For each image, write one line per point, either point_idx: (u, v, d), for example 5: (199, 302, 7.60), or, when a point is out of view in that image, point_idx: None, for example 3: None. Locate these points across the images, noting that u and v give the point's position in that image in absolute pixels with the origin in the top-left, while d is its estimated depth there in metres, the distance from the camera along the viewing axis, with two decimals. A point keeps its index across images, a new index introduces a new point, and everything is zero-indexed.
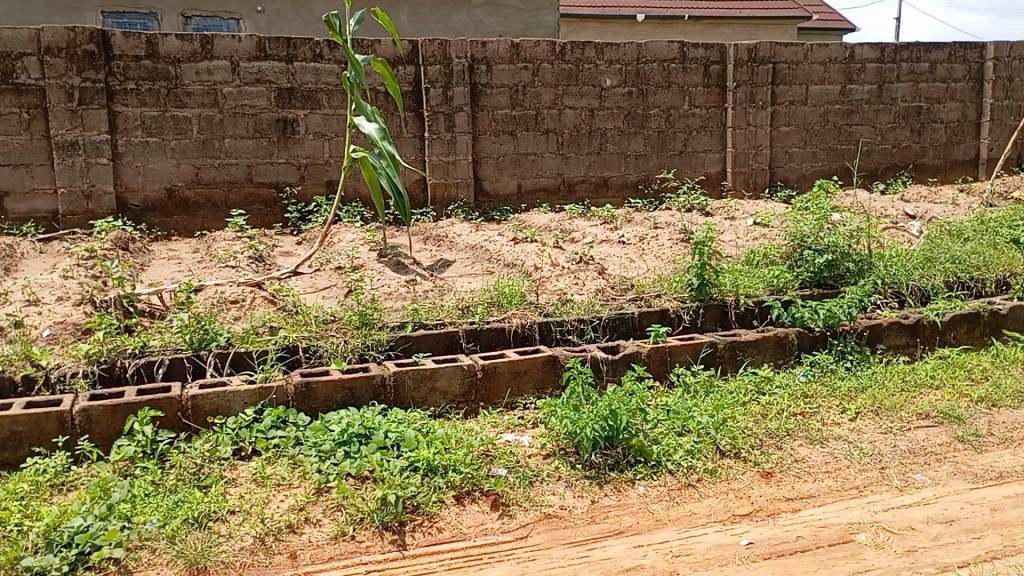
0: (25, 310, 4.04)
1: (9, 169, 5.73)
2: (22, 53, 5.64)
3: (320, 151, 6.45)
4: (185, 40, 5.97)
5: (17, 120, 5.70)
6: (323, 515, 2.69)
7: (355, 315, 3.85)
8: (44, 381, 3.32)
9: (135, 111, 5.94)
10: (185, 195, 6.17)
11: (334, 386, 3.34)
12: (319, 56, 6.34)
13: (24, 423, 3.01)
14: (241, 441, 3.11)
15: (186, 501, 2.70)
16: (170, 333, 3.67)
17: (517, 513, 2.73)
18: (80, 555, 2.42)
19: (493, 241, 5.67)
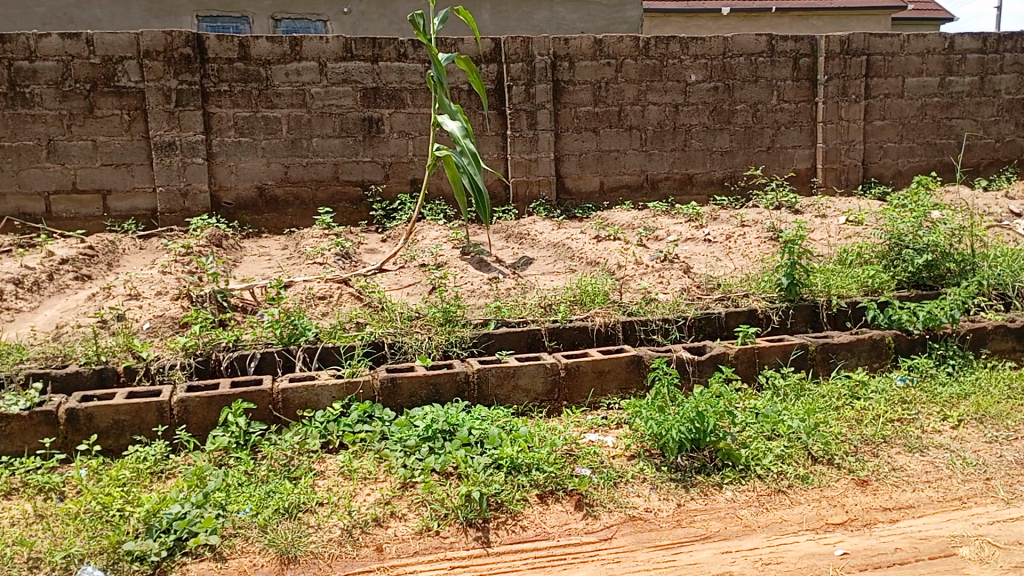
0: (127, 303, 4.23)
1: (112, 168, 6.02)
2: (122, 57, 5.90)
3: (404, 150, 6.54)
4: (275, 42, 6.14)
5: (118, 121, 5.98)
6: (409, 510, 2.73)
7: (439, 313, 3.90)
8: (144, 372, 3.46)
9: (228, 112, 6.15)
10: (274, 193, 6.35)
11: (419, 382, 3.38)
12: (404, 55, 6.43)
13: (127, 412, 3.15)
14: (329, 434, 3.19)
15: (277, 492, 2.78)
16: (261, 329, 3.79)
17: (602, 513, 2.71)
18: (178, 541, 2.52)
19: (576, 239, 5.65)
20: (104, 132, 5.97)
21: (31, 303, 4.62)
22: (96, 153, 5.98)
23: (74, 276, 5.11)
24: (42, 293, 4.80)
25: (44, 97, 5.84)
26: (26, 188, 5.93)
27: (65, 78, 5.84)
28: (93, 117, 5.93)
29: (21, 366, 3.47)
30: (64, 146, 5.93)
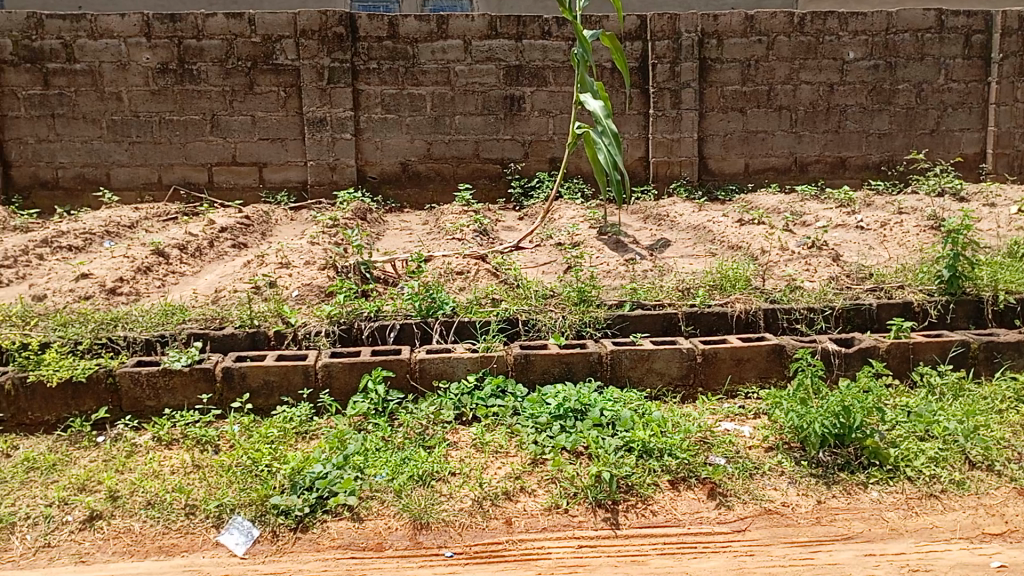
0: (279, 271, 4.46)
1: (268, 143, 6.46)
2: (281, 36, 6.26)
3: (544, 128, 6.62)
4: (422, 21, 6.33)
5: (275, 98, 6.38)
6: (538, 486, 2.75)
7: (574, 292, 3.90)
8: (292, 338, 3.64)
9: (376, 89, 6.43)
10: (417, 169, 6.60)
11: (552, 360, 3.39)
12: (548, 33, 6.45)
13: (276, 373, 3.33)
14: (462, 406, 3.26)
15: (412, 459, 2.87)
16: (401, 301, 3.91)
17: (735, 505, 2.64)
18: (319, 499, 2.66)
19: (717, 222, 5.50)
20: (262, 108, 6.39)
21: (194, 268, 4.96)
22: (254, 128, 6.43)
23: (231, 244, 5.45)
24: (203, 259, 5.14)
25: (209, 74, 6.30)
26: (191, 160, 6.46)
27: (229, 56, 6.27)
28: (253, 93, 6.36)
29: (184, 326, 3.72)
30: (225, 121, 6.40)
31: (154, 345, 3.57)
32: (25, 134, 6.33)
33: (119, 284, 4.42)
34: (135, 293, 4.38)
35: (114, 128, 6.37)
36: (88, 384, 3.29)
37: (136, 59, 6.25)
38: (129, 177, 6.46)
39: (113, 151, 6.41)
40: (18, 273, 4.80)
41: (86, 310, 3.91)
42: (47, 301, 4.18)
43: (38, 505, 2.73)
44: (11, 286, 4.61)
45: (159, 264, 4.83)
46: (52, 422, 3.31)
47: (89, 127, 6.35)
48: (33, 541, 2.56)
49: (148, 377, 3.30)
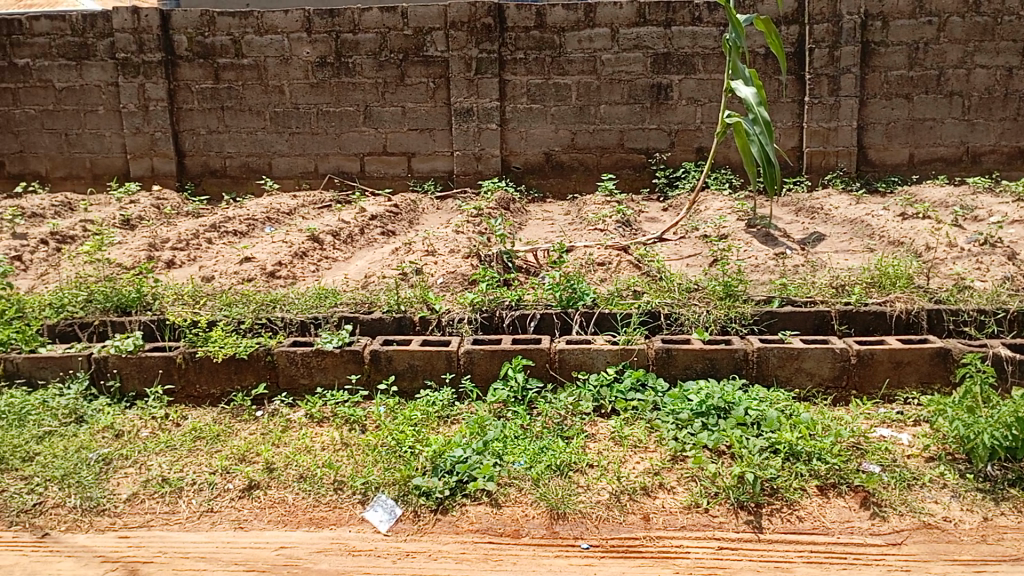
0: (425, 259, 4.58)
1: (418, 133, 6.66)
2: (431, 28, 6.42)
3: (692, 117, 6.48)
4: (570, 9, 6.32)
5: (425, 89, 6.56)
6: (678, 483, 2.70)
7: (719, 287, 3.80)
8: (436, 323, 3.73)
9: (522, 79, 6.49)
10: (560, 159, 6.66)
11: (695, 355, 3.31)
12: (698, 19, 6.29)
13: (420, 357, 3.42)
14: (602, 398, 3.25)
15: (551, 449, 2.88)
16: (543, 290, 3.93)
17: (890, 516, 2.50)
18: (459, 483, 2.72)
19: (876, 215, 5.21)
20: (412, 99, 6.59)
21: (345, 254, 5.17)
22: (404, 119, 6.64)
23: (381, 231, 5.65)
24: (354, 245, 5.36)
25: (364, 67, 6.56)
26: (345, 150, 6.76)
27: (382, 49, 6.50)
28: (404, 85, 6.56)
29: (336, 309, 3.90)
30: (378, 112, 6.65)
31: (309, 326, 3.76)
32: (197, 126, 6.81)
33: (278, 268, 4.67)
34: (292, 277, 4.61)
35: (276, 120, 6.74)
36: (250, 361, 3.50)
37: (297, 53, 6.57)
38: (289, 166, 6.84)
39: (275, 142, 6.79)
40: (190, 255, 5.17)
41: (248, 292, 4.16)
42: (214, 282, 4.47)
43: (203, 472, 2.94)
44: (183, 267, 4.97)
45: (314, 250, 5.07)
46: (217, 395, 3.54)
47: (254, 118, 6.76)
48: (197, 506, 2.75)
49: (302, 356, 3.47)
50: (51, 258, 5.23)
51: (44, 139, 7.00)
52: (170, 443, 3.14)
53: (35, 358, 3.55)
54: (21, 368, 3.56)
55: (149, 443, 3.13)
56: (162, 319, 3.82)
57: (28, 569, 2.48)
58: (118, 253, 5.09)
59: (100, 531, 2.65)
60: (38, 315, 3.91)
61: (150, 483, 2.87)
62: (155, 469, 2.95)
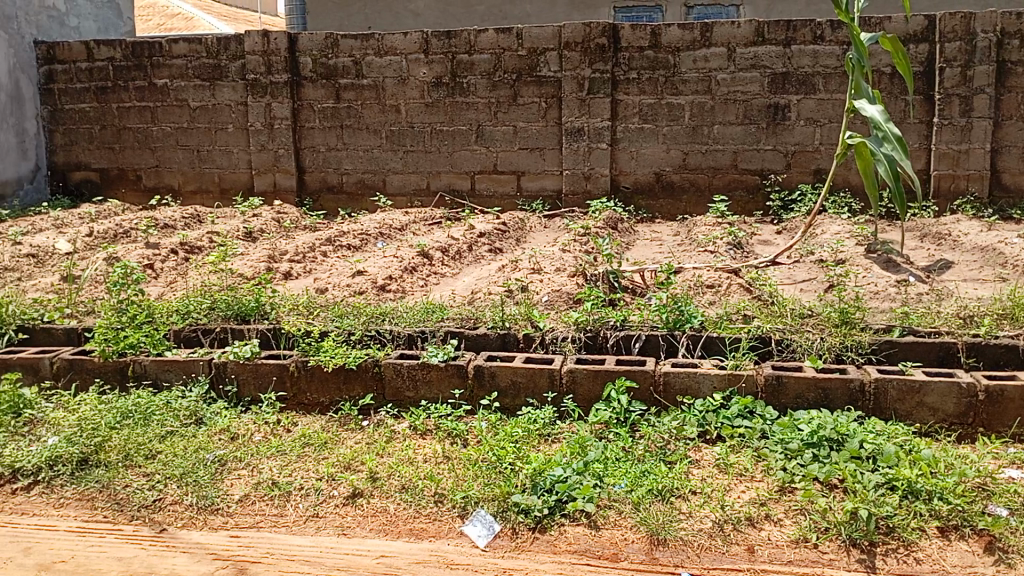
0: (531, 277, 4.62)
1: (528, 152, 6.72)
2: (546, 49, 6.48)
3: (810, 138, 6.28)
4: (686, 29, 6.28)
5: (537, 108, 6.62)
6: (785, 516, 2.60)
7: (835, 313, 3.65)
8: (540, 341, 3.73)
9: (634, 99, 6.46)
10: (671, 180, 6.58)
11: (808, 385, 3.19)
12: (820, 37, 6.12)
13: (523, 375, 3.43)
14: (707, 424, 3.16)
15: (652, 473, 2.83)
16: (649, 311, 3.88)
17: (1018, 564, 2.33)
18: (558, 502, 2.70)
19: (1010, 243, 4.91)
20: (524, 118, 6.66)
21: (453, 269, 5.26)
22: (515, 138, 6.72)
23: (488, 248, 5.72)
24: (462, 261, 5.44)
25: (478, 87, 6.68)
26: (457, 168, 6.89)
27: (496, 70, 6.61)
28: (516, 104, 6.64)
29: (442, 324, 3.96)
30: (490, 131, 6.75)
31: (415, 340, 3.83)
32: (317, 143, 7.09)
33: (388, 282, 4.79)
34: (401, 291, 4.71)
35: (392, 138, 6.94)
36: (358, 371, 3.59)
37: (414, 73, 6.76)
38: (402, 183, 7.02)
39: (390, 159, 6.99)
40: (306, 267, 5.37)
41: (359, 304, 4.28)
42: (328, 294, 4.63)
43: (311, 477, 3.02)
44: (299, 279, 5.16)
45: (424, 265, 5.18)
46: (326, 404, 3.65)
47: (371, 137, 6.98)
48: (304, 510, 2.84)
49: (408, 369, 3.54)
50: (179, 267, 5.53)
51: (177, 155, 7.44)
52: (281, 448, 3.24)
53: (161, 361, 3.75)
54: (148, 370, 3.77)
55: (262, 447, 3.25)
56: (278, 328, 3.97)
57: (145, 562, 2.61)
58: (241, 263, 5.34)
59: (213, 529, 2.76)
60: (165, 320, 4.13)
61: (261, 486, 2.98)
62: (266, 472, 3.06)
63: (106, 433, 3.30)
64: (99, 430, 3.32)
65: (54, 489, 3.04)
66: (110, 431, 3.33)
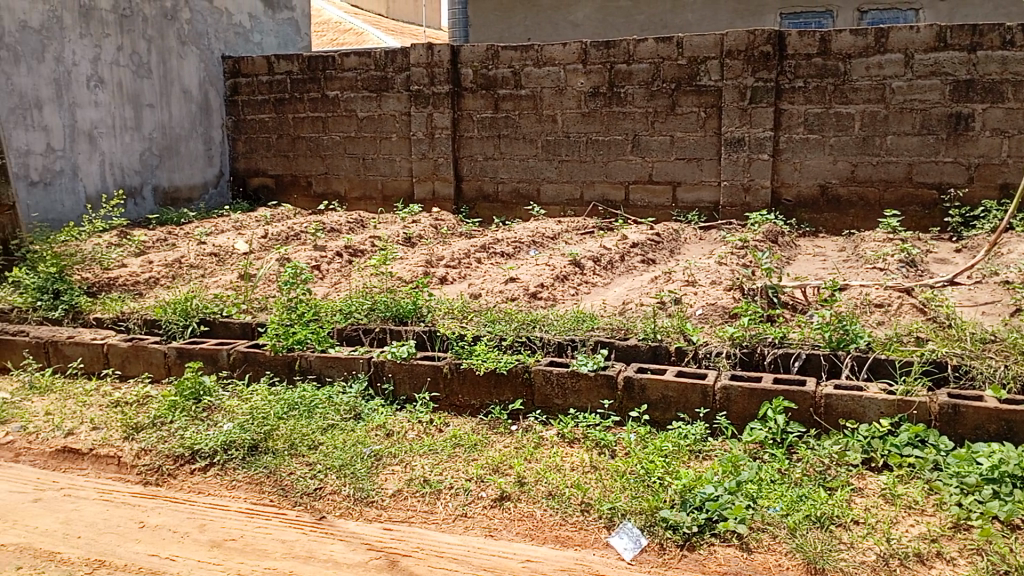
0: (685, 289, 4.54)
1: (685, 162, 6.62)
2: (707, 57, 6.37)
3: (996, 150, 5.84)
4: (859, 35, 5.99)
5: (696, 118, 6.51)
6: (959, 555, 2.42)
7: (1021, 339, 3.36)
8: (692, 355, 3.66)
9: (800, 109, 6.23)
10: (837, 193, 6.29)
11: (988, 415, 2.95)
12: (1010, 42, 5.68)
13: (675, 389, 3.37)
14: (872, 451, 2.99)
15: (811, 498, 2.71)
16: (811, 330, 3.72)
17: None
18: (709, 521, 2.63)
19: None
20: (681, 128, 6.56)
21: (605, 279, 5.24)
22: (672, 148, 6.63)
23: (641, 259, 5.66)
24: (614, 271, 5.41)
25: (636, 96, 6.64)
26: (612, 178, 6.87)
27: (655, 79, 6.55)
28: (674, 114, 6.56)
29: (593, 333, 3.95)
30: (646, 141, 6.69)
31: (565, 348, 3.84)
32: (475, 153, 7.28)
33: (540, 290, 4.83)
34: (552, 298, 4.75)
35: (548, 148, 7.02)
36: (509, 376, 3.64)
37: (572, 84, 6.81)
38: (556, 193, 7.09)
39: (545, 168, 7.07)
40: (461, 272, 5.51)
41: (511, 310, 4.36)
42: (481, 299, 4.73)
43: (461, 477, 3.09)
44: (455, 283, 5.30)
45: (575, 274, 5.19)
46: (477, 406, 3.72)
47: (527, 146, 7.08)
48: (453, 509, 2.91)
49: (558, 376, 3.55)
50: (344, 269, 5.81)
51: (344, 163, 7.84)
52: (433, 446, 3.34)
53: (325, 357, 3.95)
54: (313, 365, 3.98)
55: (415, 445, 3.36)
56: (433, 330, 4.10)
57: (306, 546, 2.75)
58: (401, 267, 5.56)
59: (368, 520, 2.89)
60: (330, 318, 4.35)
61: (414, 482, 3.08)
62: (418, 469, 3.16)
63: (274, 422, 3.51)
64: (268, 419, 3.54)
65: (227, 471, 3.27)
66: (278, 420, 3.54)
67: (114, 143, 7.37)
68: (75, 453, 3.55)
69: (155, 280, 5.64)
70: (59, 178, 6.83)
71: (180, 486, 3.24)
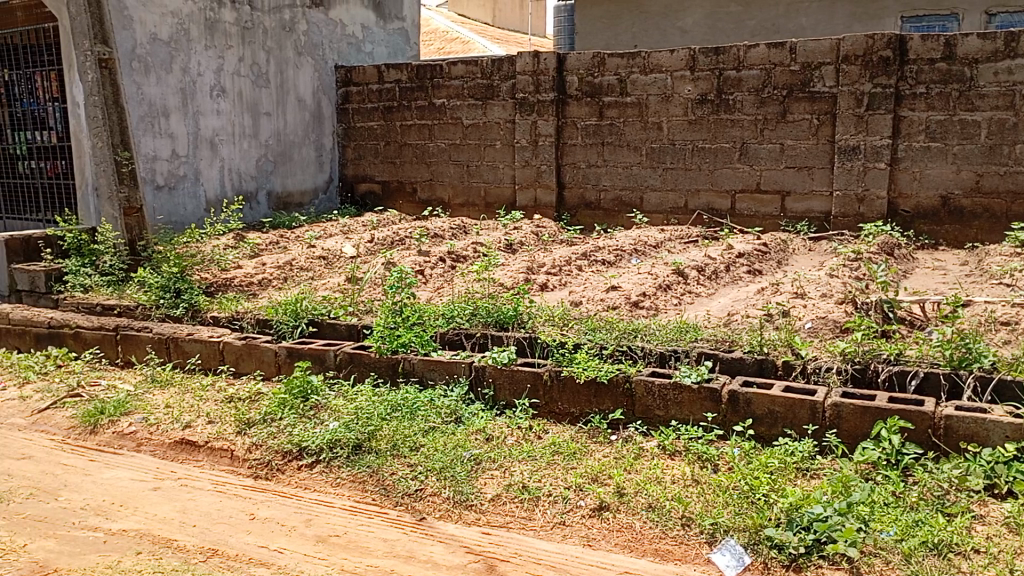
0: (794, 302, 4.41)
1: (795, 171, 6.43)
2: (821, 63, 6.18)
3: None
4: (987, 39, 5.69)
5: (808, 125, 6.32)
6: None
7: None
8: (801, 370, 3.54)
9: (921, 116, 5.96)
10: (959, 204, 5.98)
11: None
12: None
13: (781, 405, 3.27)
14: (996, 477, 2.83)
15: (928, 523, 2.58)
16: (929, 347, 3.55)
17: None
18: (817, 543, 2.54)
19: None
20: (792, 136, 6.38)
21: (709, 289, 5.13)
22: (782, 156, 6.45)
23: (747, 269, 5.53)
24: (719, 282, 5.30)
25: (745, 103, 6.50)
26: (717, 186, 6.74)
27: (766, 85, 6.40)
28: (785, 121, 6.39)
29: (696, 344, 3.88)
30: (755, 149, 6.54)
31: (668, 358, 3.78)
32: (579, 160, 7.27)
33: (642, 299, 4.78)
34: (655, 308, 4.69)
35: (652, 156, 6.94)
36: (609, 386, 3.62)
37: (679, 90, 6.73)
38: (660, 201, 7.00)
39: (649, 176, 7.00)
40: (562, 279, 5.51)
41: (612, 319, 4.32)
42: (582, 307, 4.72)
43: (559, 485, 3.09)
44: (555, 290, 5.30)
45: (678, 284, 5.12)
46: (576, 414, 3.70)
47: (631, 154, 7.03)
48: (552, 517, 2.91)
49: (660, 388, 3.51)
50: (446, 274, 5.90)
51: (449, 169, 7.97)
52: (532, 453, 3.35)
53: (427, 360, 4.02)
54: (416, 368, 4.05)
55: (514, 450, 3.37)
56: (533, 337, 4.11)
57: (407, 546, 2.80)
58: (503, 273, 5.61)
59: (467, 524, 2.92)
60: (432, 322, 4.42)
61: (512, 487, 3.09)
62: (517, 475, 3.17)
63: (378, 423, 3.59)
64: (372, 419, 3.62)
65: (332, 469, 3.37)
66: (381, 421, 3.62)
67: (234, 149, 7.72)
68: (191, 445, 3.72)
69: (268, 281, 5.86)
70: (182, 183, 7.21)
71: (288, 481, 3.36)
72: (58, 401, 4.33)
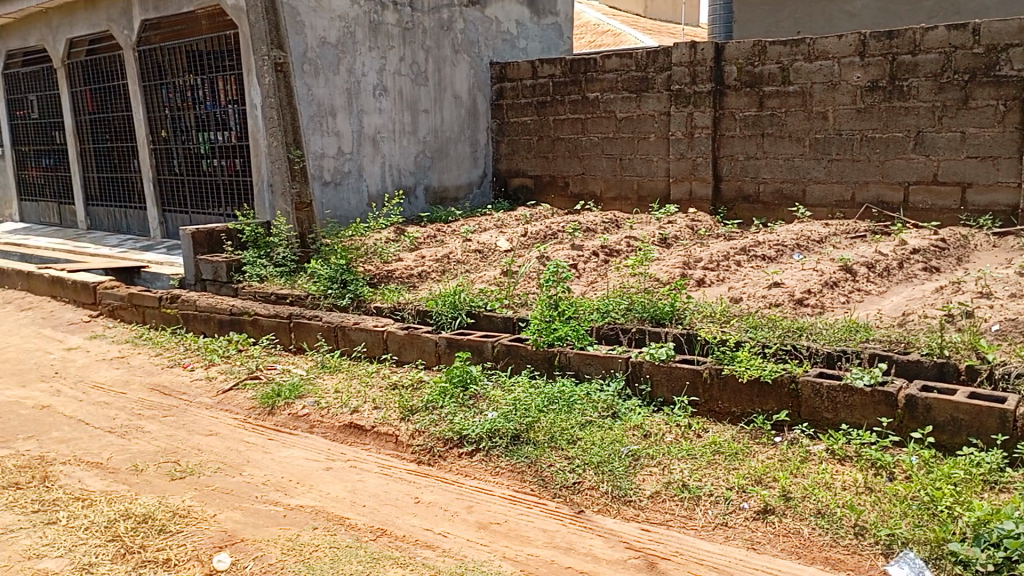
0: (977, 302, 4.11)
1: (977, 161, 5.98)
2: (1009, 45, 5.72)
3: None
4: None
5: (992, 112, 5.86)
6: None
7: None
8: (987, 375, 3.31)
9: None
10: None
11: None
12: None
13: (966, 412, 3.06)
14: None
15: None
16: None
17: None
18: (1008, 561, 2.37)
19: None
20: (975, 123, 5.94)
21: (880, 287, 4.87)
22: (962, 145, 6.02)
23: (923, 267, 5.20)
24: (891, 279, 5.01)
25: (920, 90, 6.11)
26: (888, 178, 6.38)
27: (945, 70, 5.99)
28: (967, 108, 5.95)
29: (867, 345, 3.69)
30: (931, 138, 6.13)
31: (836, 359, 3.61)
32: (737, 152, 7.07)
33: (807, 296, 4.60)
34: (821, 306, 4.49)
35: (816, 147, 6.66)
36: (774, 386, 3.50)
37: (847, 78, 6.41)
38: (824, 194, 6.70)
39: (812, 168, 6.72)
40: (720, 275, 5.38)
41: (775, 317, 4.18)
42: (742, 303, 4.59)
43: (721, 485, 3.02)
44: (713, 286, 5.19)
45: (846, 281, 4.88)
46: (738, 414, 3.61)
47: (794, 145, 6.77)
48: (713, 517, 2.85)
49: (828, 389, 3.36)
50: (600, 268, 5.90)
51: (602, 163, 7.95)
52: (691, 451, 3.29)
53: (584, 354, 4.03)
54: (572, 361, 4.07)
55: (673, 448, 3.33)
56: (691, 333, 4.03)
57: (567, 537, 2.83)
58: (658, 268, 5.55)
59: (626, 519, 2.92)
60: (588, 316, 4.43)
61: (672, 485, 3.05)
62: (677, 473, 3.13)
63: (536, 414, 3.63)
64: (530, 411, 3.67)
65: (492, 458, 3.45)
66: (539, 413, 3.66)
67: (394, 146, 8.02)
68: (359, 429, 3.91)
69: (427, 273, 6.06)
70: (347, 179, 7.56)
71: (450, 467, 3.47)
72: (239, 382, 4.66)
